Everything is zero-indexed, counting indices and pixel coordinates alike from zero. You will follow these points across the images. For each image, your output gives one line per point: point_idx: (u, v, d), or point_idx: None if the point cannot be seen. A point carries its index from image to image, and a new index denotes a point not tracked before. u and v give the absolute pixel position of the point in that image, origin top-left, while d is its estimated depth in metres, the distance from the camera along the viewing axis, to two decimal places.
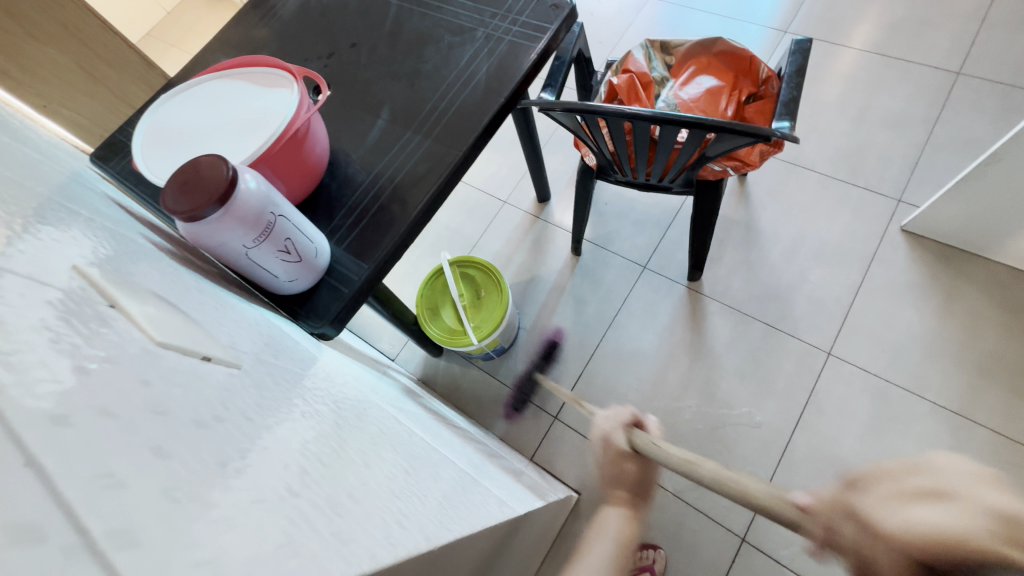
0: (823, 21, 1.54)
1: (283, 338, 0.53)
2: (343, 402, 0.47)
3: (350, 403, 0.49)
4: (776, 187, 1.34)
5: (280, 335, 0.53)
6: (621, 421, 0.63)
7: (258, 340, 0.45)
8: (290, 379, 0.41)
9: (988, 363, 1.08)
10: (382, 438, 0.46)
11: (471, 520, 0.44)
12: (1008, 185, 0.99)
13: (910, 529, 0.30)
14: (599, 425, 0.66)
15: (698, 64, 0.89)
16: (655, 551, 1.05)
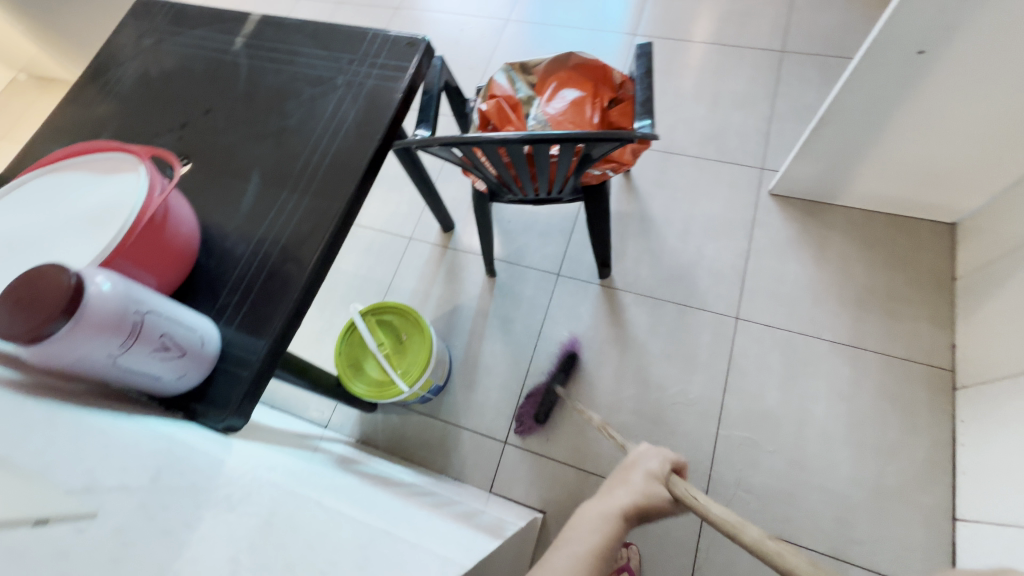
0: (665, 22, 1.70)
1: (177, 445, 0.48)
2: (250, 508, 0.44)
3: (256, 510, 0.44)
4: (658, 176, 1.44)
5: (172, 442, 0.48)
6: (666, 457, 0.64)
7: (144, 457, 0.41)
8: (178, 504, 0.38)
9: (864, 294, 1.21)
10: (295, 540, 0.43)
11: None
12: (839, 141, 1.14)
13: None
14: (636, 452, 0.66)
15: (558, 78, 0.94)
16: (629, 549, 1.07)
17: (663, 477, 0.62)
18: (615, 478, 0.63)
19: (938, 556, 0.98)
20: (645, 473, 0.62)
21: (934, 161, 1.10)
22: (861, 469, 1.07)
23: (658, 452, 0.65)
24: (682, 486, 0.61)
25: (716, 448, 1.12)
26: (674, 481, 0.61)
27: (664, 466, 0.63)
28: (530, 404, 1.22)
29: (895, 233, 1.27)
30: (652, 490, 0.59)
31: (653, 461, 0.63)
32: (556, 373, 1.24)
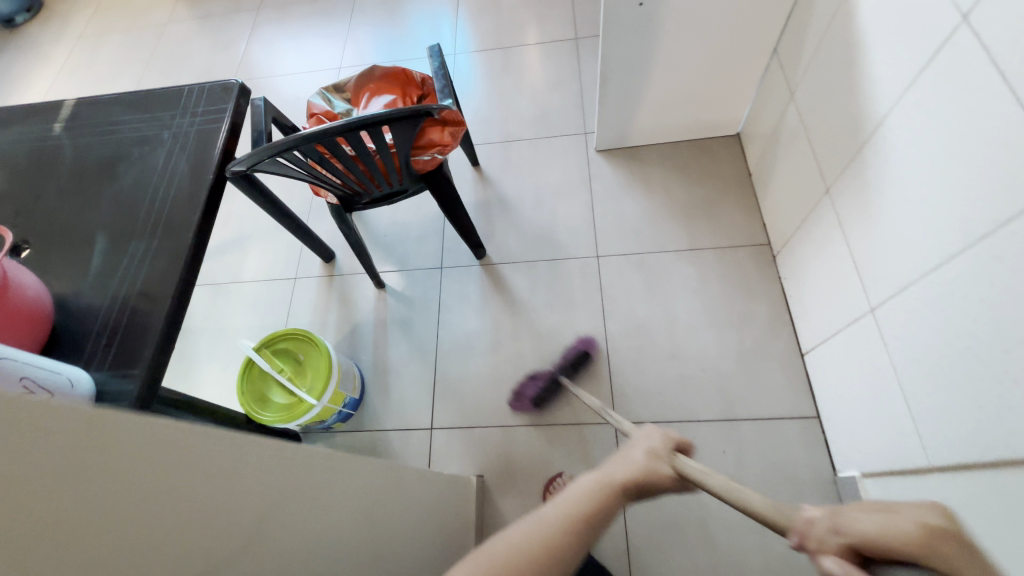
0: (476, 38, 1.94)
1: None
2: None
3: None
4: (504, 162, 1.62)
5: None
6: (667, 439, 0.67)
7: None
8: None
9: (689, 207, 1.44)
10: None
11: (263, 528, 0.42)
12: (623, 92, 1.37)
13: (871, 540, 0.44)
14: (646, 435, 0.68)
15: (369, 89, 1.07)
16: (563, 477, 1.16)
17: (666, 454, 0.64)
18: (619, 456, 0.62)
19: (799, 389, 1.18)
20: (649, 449, 0.64)
21: (696, 86, 1.37)
22: (725, 343, 1.26)
23: (660, 433, 0.68)
24: (687, 463, 0.63)
25: (610, 367, 1.27)
26: (677, 459, 0.64)
27: (666, 445, 0.65)
28: (533, 384, 1.21)
29: (698, 153, 1.52)
30: (656, 464, 0.61)
31: (656, 438, 0.67)
32: (563, 364, 1.22)
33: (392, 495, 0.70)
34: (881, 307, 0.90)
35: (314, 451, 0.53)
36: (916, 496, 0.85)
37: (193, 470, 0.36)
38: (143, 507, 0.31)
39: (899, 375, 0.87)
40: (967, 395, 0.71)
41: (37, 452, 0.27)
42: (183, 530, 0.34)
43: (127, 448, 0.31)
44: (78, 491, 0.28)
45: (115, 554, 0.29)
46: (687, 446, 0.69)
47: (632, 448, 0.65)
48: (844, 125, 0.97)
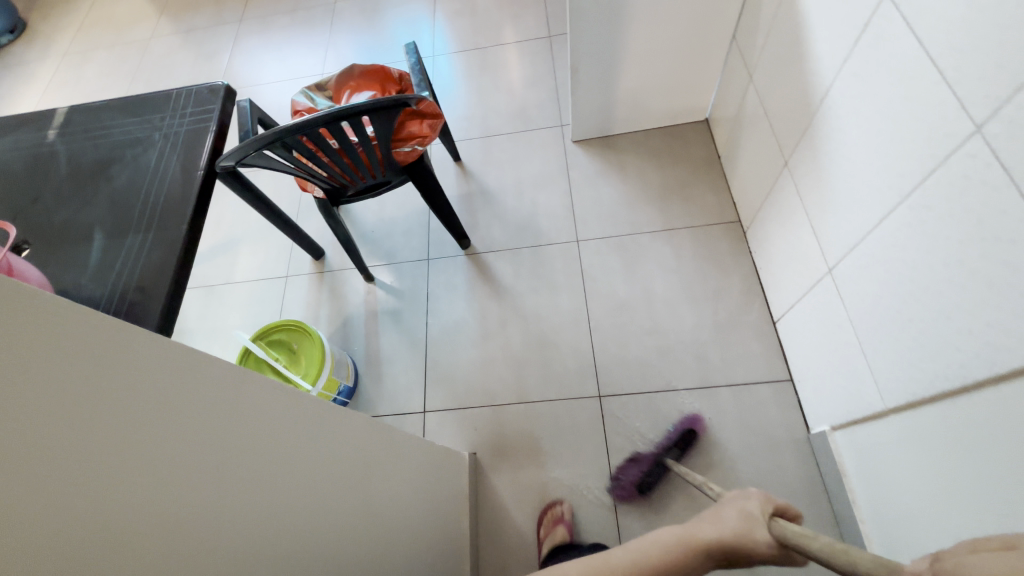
0: (453, 41, 2.00)
1: None
2: None
3: None
4: (485, 156, 1.68)
5: None
6: (762, 501, 0.61)
7: None
8: None
9: (662, 190, 1.51)
10: None
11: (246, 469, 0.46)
12: (593, 83, 1.44)
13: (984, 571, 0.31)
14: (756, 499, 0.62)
15: (349, 87, 1.13)
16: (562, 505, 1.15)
17: (764, 519, 0.59)
18: (716, 511, 0.63)
19: (772, 355, 1.24)
20: (742, 513, 0.60)
21: (663, 75, 1.43)
22: (701, 315, 1.32)
23: (758, 495, 0.63)
24: (786, 527, 0.55)
25: (593, 345, 1.33)
26: (775, 524, 0.57)
27: (766, 507, 0.60)
28: (637, 470, 1.16)
29: (669, 139, 1.59)
30: (749, 528, 0.59)
31: (754, 501, 0.61)
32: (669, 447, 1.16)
33: (384, 455, 0.76)
34: (837, 267, 0.96)
35: (306, 399, 0.59)
36: (880, 441, 0.90)
37: (197, 384, 0.43)
38: (157, 405, 0.38)
39: (855, 329, 0.93)
40: (913, 338, 0.77)
41: (81, 346, 0.34)
42: (188, 429, 0.41)
43: (144, 353, 0.38)
44: (107, 375, 0.35)
45: (137, 434, 0.36)
46: (792, 512, 0.63)
47: (719, 513, 0.62)
48: (796, 101, 1.03)
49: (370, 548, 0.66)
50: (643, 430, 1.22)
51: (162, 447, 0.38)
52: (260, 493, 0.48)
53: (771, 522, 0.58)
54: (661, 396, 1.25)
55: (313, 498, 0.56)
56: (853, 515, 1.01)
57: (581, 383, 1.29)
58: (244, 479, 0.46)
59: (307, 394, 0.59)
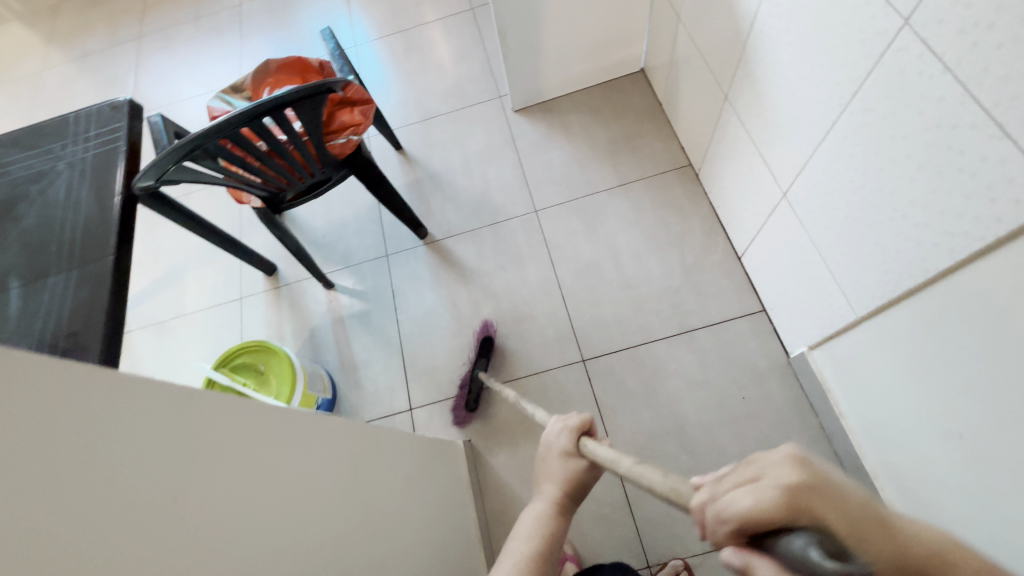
0: (373, 27, 1.91)
1: None
2: None
3: None
4: (426, 140, 1.62)
5: None
6: (569, 429, 0.69)
7: None
8: None
9: (611, 146, 1.49)
10: None
11: (233, 496, 0.42)
12: (524, 46, 1.39)
13: (738, 515, 0.34)
14: (553, 429, 0.72)
15: (268, 83, 1.05)
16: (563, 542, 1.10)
17: (575, 448, 0.68)
18: (543, 463, 0.72)
19: (742, 289, 1.26)
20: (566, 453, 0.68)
21: (593, 27, 1.40)
22: (669, 263, 1.32)
23: (561, 426, 0.70)
24: (592, 447, 0.64)
25: (569, 311, 1.32)
26: (585, 445, 0.66)
27: (571, 438, 0.69)
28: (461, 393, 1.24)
29: (609, 94, 1.57)
30: (568, 467, 0.69)
31: (563, 436, 0.69)
32: (478, 360, 1.25)
33: (373, 458, 0.72)
34: (792, 190, 0.97)
35: (273, 411, 0.54)
36: (857, 350, 0.93)
37: (166, 412, 0.38)
38: (128, 444, 0.34)
39: (817, 247, 0.94)
40: (873, 244, 0.79)
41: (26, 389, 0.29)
42: (155, 462, 0.36)
43: (101, 389, 0.34)
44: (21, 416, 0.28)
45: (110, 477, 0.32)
46: (591, 426, 0.71)
47: (553, 448, 0.71)
48: (727, 30, 1.02)
49: (376, 555, 0.63)
50: (632, 386, 1.22)
51: (110, 484, 0.32)
52: (242, 522, 0.42)
53: (579, 442, 0.67)
54: (643, 349, 1.25)
55: (301, 511, 0.51)
56: (841, 427, 1.04)
57: (563, 351, 1.28)
58: (235, 509, 0.42)
59: (274, 407, 0.54)
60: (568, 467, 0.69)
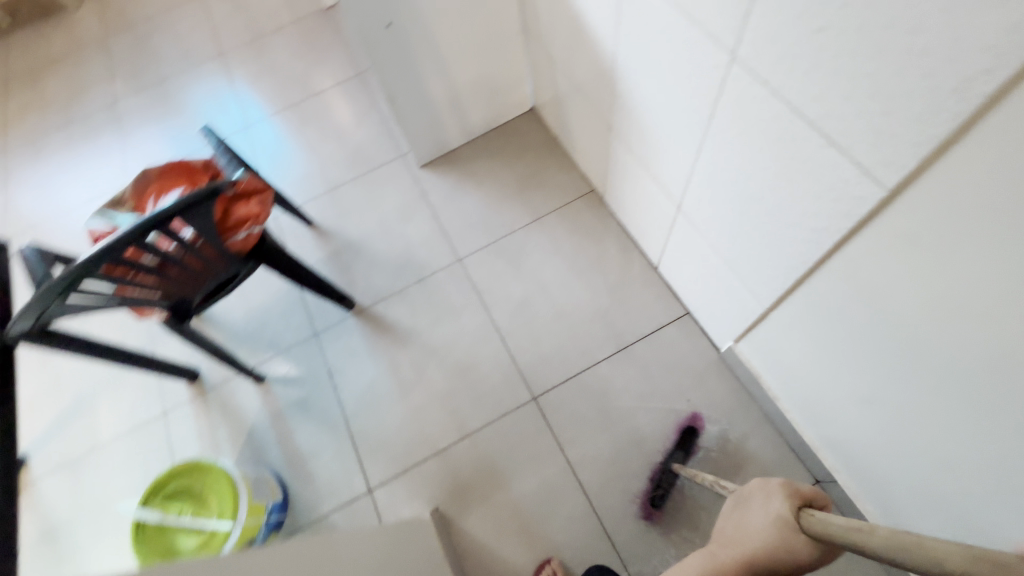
0: (263, 105, 1.89)
1: None
2: None
3: None
4: (337, 210, 1.60)
5: None
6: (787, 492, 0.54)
7: None
8: None
9: (519, 185, 1.55)
10: None
11: None
12: (415, 106, 1.43)
13: None
14: (770, 485, 0.57)
15: (152, 191, 1.01)
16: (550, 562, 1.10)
17: (793, 516, 0.52)
18: (739, 524, 0.57)
19: (666, 297, 1.33)
20: (768, 516, 0.54)
21: (477, 78, 1.47)
22: (595, 286, 1.37)
23: (777, 486, 0.56)
24: (818, 518, 0.49)
25: (511, 352, 1.32)
26: (812, 516, 0.50)
27: (789, 503, 0.53)
28: (651, 486, 1.14)
29: (507, 136, 1.64)
30: (780, 536, 0.51)
31: (775, 497, 0.55)
32: (674, 451, 1.15)
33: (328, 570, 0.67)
34: (684, 203, 1.04)
35: None
36: (773, 337, 1.00)
37: None
38: None
39: (717, 251, 1.02)
40: (760, 243, 0.86)
41: None
42: None
43: None
44: None
45: None
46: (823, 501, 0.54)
47: (750, 509, 0.57)
48: (597, 68, 1.10)
49: None
50: (586, 412, 1.24)
51: None
52: None
53: (800, 510, 0.51)
54: (589, 374, 1.28)
55: None
56: (779, 409, 1.11)
57: (513, 393, 1.28)
58: None
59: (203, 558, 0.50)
60: (769, 529, 0.53)
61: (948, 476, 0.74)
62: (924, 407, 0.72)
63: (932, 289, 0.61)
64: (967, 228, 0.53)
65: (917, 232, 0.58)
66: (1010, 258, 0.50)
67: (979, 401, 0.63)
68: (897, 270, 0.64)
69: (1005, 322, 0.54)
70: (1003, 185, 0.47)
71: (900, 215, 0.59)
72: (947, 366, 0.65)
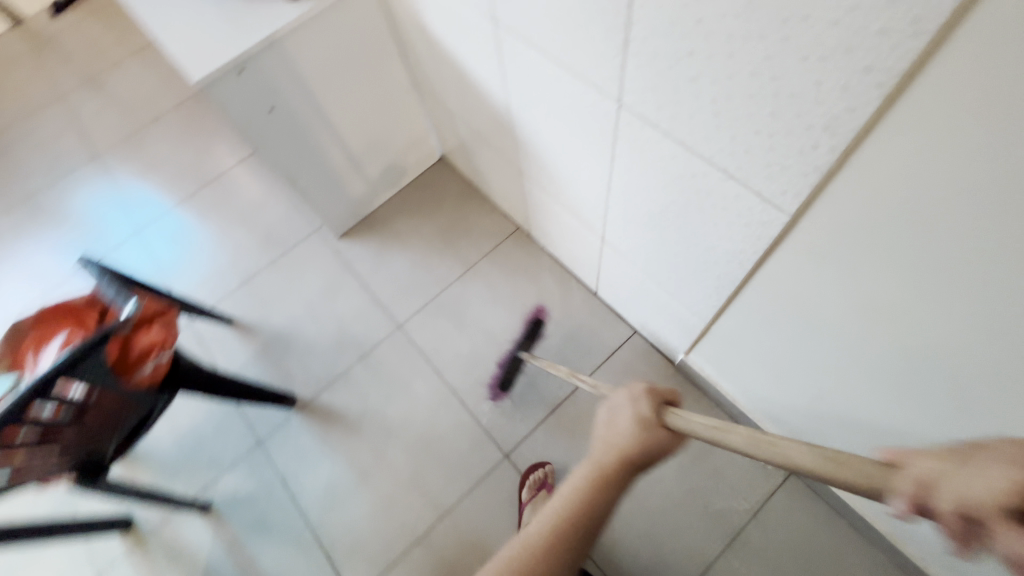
0: (153, 203, 1.75)
1: None
2: None
3: None
4: (257, 301, 1.50)
5: None
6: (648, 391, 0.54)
7: None
8: None
9: (443, 237, 1.52)
10: None
11: None
12: (319, 181, 1.37)
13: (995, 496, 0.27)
14: (635, 386, 0.56)
15: (29, 345, 0.88)
16: (544, 467, 1.16)
17: (659, 418, 0.51)
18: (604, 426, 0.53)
19: (611, 321, 1.34)
20: (635, 415, 0.52)
21: (378, 139, 1.42)
22: None
23: (642, 389, 0.55)
24: (689, 419, 0.50)
25: (472, 413, 1.28)
26: (685, 417, 0.50)
27: (653, 404, 0.52)
28: (502, 370, 1.27)
29: (422, 189, 1.61)
30: (649, 433, 0.50)
31: (640, 398, 0.53)
32: (523, 341, 1.27)
33: None
34: (607, 234, 1.05)
35: None
36: (719, 346, 1.02)
37: None
38: None
39: (648, 274, 1.03)
40: (686, 265, 0.88)
41: None
42: None
43: None
44: None
45: None
46: (672, 397, 0.55)
47: (619, 412, 0.54)
48: (494, 118, 1.10)
49: None
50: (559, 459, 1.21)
51: None
52: None
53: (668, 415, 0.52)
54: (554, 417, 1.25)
55: None
56: (740, 410, 1.13)
57: (482, 456, 1.23)
58: None
59: None
60: (650, 431, 0.50)
61: None
62: (868, 397, 0.75)
63: (868, 295, 0.61)
64: (887, 239, 0.53)
65: (840, 246, 0.58)
66: (936, 261, 0.50)
67: (936, 387, 0.64)
68: (830, 281, 0.64)
69: (944, 317, 0.55)
70: (908, 198, 0.47)
71: (819, 232, 0.59)
72: (878, 359, 0.68)
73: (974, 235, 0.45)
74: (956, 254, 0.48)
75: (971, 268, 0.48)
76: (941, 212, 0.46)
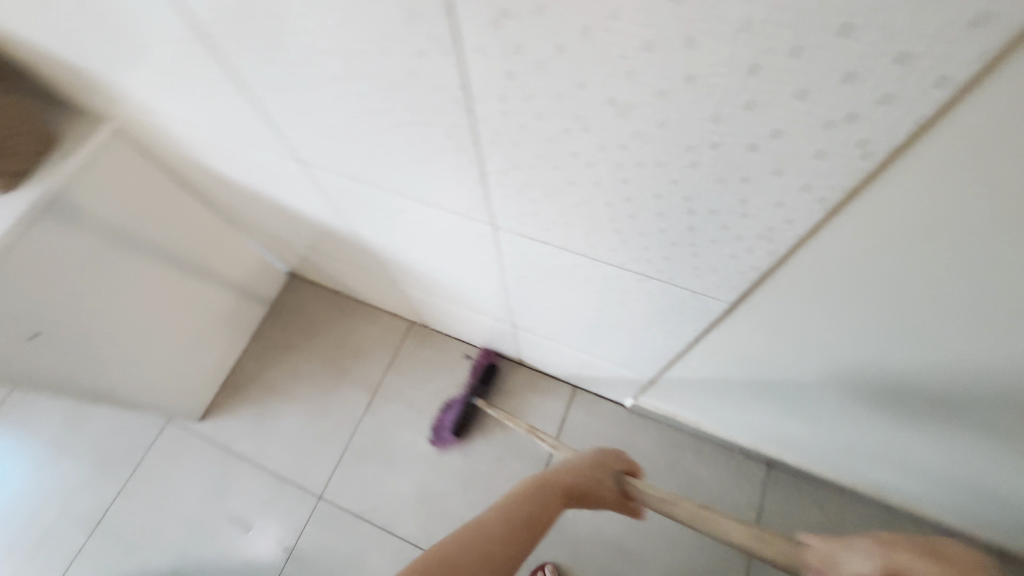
0: None
1: None
2: None
3: None
4: (123, 547, 1.14)
5: None
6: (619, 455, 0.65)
7: None
8: None
9: (331, 367, 1.28)
10: None
11: None
12: (146, 377, 1.06)
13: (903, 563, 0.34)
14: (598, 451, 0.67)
15: None
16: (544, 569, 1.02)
17: (614, 471, 0.62)
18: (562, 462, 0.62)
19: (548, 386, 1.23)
20: (595, 461, 0.62)
21: (205, 297, 1.13)
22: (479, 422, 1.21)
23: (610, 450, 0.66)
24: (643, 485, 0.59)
25: None
26: (633, 483, 0.60)
27: (617, 464, 0.63)
28: (448, 413, 1.17)
29: (282, 320, 1.34)
30: (600, 475, 0.60)
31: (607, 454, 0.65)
32: (475, 386, 1.17)
33: None
34: (518, 322, 0.94)
35: None
36: (669, 390, 0.97)
37: None
38: None
39: (576, 349, 0.93)
40: (617, 340, 0.79)
41: None
42: None
43: None
44: None
45: None
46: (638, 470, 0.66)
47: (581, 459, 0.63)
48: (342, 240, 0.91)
49: None
50: (560, 563, 1.04)
51: None
52: None
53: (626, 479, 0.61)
54: None
55: None
56: (705, 432, 1.10)
57: None
58: None
59: None
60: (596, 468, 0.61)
61: (892, 454, 0.76)
62: (837, 423, 0.73)
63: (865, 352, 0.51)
64: (880, 309, 0.42)
65: (828, 319, 0.48)
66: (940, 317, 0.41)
67: (936, 410, 0.57)
68: (814, 345, 0.54)
69: (945, 364, 0.47)
70: (889, 274, 0.37)
71: (796, 309, 0.48)
72: (844, 400, 0.64)
73: (997, 294, 0.35)
74: (981, 311, 0.38)
75: (994, 320, 0.38)
76: (908, 305, 0.40)
